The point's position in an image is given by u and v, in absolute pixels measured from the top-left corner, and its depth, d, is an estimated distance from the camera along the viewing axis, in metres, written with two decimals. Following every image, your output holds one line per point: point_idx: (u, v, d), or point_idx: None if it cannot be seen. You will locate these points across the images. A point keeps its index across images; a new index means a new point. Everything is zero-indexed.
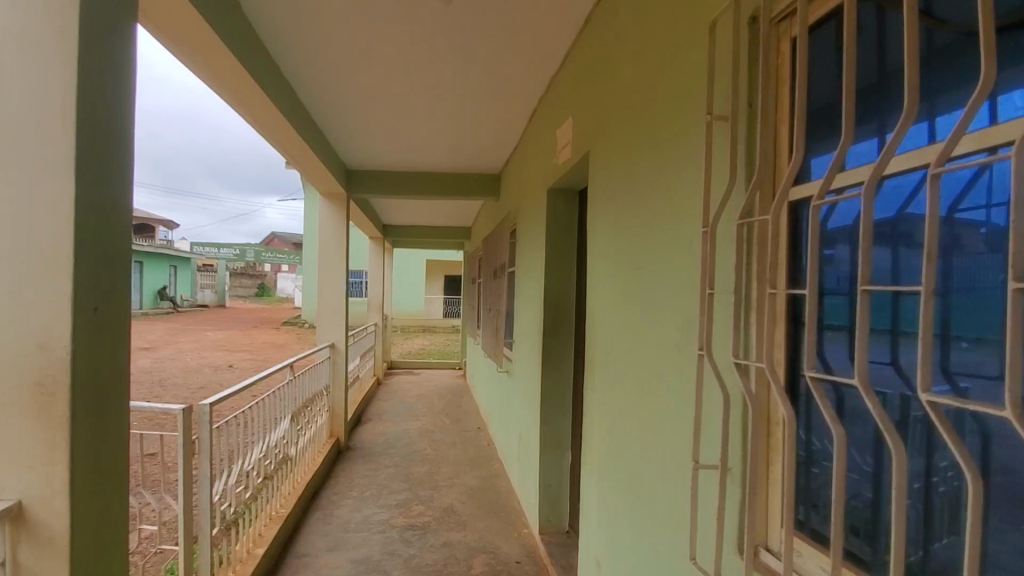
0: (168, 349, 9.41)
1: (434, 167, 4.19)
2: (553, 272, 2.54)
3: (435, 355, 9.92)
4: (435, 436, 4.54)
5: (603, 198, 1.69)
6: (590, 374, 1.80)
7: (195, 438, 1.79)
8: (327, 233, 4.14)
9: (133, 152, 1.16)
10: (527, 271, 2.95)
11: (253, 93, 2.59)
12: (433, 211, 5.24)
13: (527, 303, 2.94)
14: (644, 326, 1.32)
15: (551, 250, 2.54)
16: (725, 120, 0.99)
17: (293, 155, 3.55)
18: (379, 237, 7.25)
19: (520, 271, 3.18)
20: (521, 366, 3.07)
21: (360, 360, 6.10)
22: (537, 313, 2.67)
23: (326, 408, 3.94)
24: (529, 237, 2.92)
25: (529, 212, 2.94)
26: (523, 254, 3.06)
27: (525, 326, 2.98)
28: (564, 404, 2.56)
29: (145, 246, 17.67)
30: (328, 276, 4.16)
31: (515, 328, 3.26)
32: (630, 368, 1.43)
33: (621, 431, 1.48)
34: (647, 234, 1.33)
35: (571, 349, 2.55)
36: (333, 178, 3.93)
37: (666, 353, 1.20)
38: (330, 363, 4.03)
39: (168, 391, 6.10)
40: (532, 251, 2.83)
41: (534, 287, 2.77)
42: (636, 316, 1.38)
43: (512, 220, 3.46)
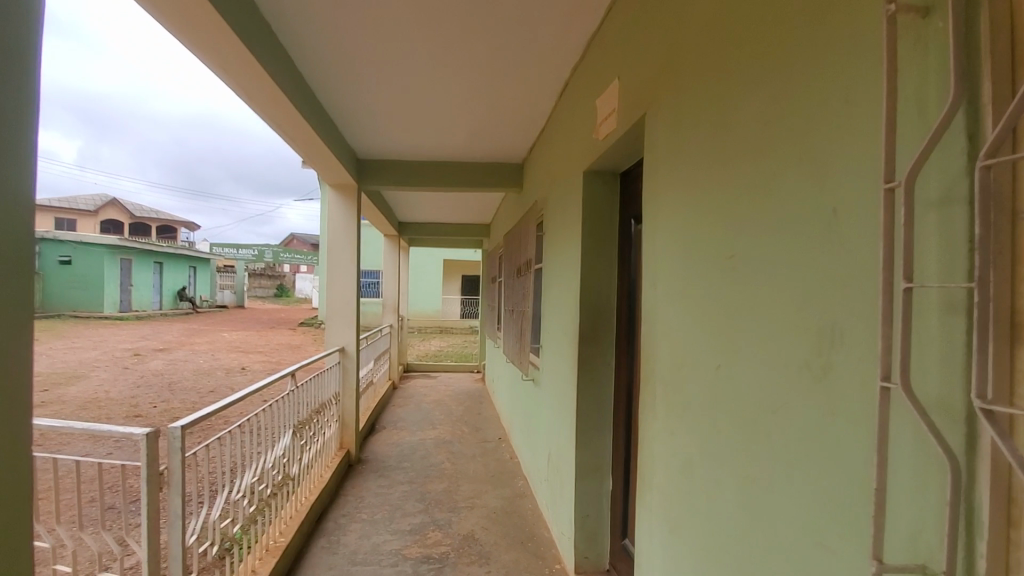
0: (183, 350, 9.26)
1: (451, 156, 3.86)
2: (590, 269, 2.17)
3: (453, 357, 9.62)
4: (453, 447, 4.21)
5: (667, 174, 1.32)
6: (649, 396, 1.43)
7: (163, 469, 1.47)
8: (336, 228, 3.81)
9: (29, 96, 0.82)
10: (558, 269, 2.58)
11: (250, 74, 2.28)
12: (449, 205, 4.91)
13: (557, 305, 2.58)
14: (748, 338, 0.95)
15: (588, 244, 2.17)
16: (919, 11, 0.61)
17: (298, 144, 3.26)
18: (394, 235, 6.94)
19: (549, 269, 2.82)
20: (552, 376, 2.70)
21: (374, 363, 5.80)
22: (571, 316, 2.30)
23: (334, 418, 3.63)
24: (560, 231, 2.56)
25: (560, 202, 2.57)
26: (553, 249, 2.70)
27: (555, 330, 2.61)
28: (604, 422, 2.20)
29: (165, 247, 17.74)
30: (337, 275, 3.84)
31: (544, 333, 2.89)
32: (719, 395, 1.06)
33: (705, 477, 1.10)
34: (746, 210, 0.96)
35: (612, 358, 2.18)
36: (343, 169, 3.62)
37: (793, 378, 0.83)
38: (339, 369, 3.72)
39: (177, 395, 5.87)
40: (564, 245, 2.46)
41: (567, 286, 2.40)
42: (730, 322, 1.01)
43: (539, 211, 3.08)
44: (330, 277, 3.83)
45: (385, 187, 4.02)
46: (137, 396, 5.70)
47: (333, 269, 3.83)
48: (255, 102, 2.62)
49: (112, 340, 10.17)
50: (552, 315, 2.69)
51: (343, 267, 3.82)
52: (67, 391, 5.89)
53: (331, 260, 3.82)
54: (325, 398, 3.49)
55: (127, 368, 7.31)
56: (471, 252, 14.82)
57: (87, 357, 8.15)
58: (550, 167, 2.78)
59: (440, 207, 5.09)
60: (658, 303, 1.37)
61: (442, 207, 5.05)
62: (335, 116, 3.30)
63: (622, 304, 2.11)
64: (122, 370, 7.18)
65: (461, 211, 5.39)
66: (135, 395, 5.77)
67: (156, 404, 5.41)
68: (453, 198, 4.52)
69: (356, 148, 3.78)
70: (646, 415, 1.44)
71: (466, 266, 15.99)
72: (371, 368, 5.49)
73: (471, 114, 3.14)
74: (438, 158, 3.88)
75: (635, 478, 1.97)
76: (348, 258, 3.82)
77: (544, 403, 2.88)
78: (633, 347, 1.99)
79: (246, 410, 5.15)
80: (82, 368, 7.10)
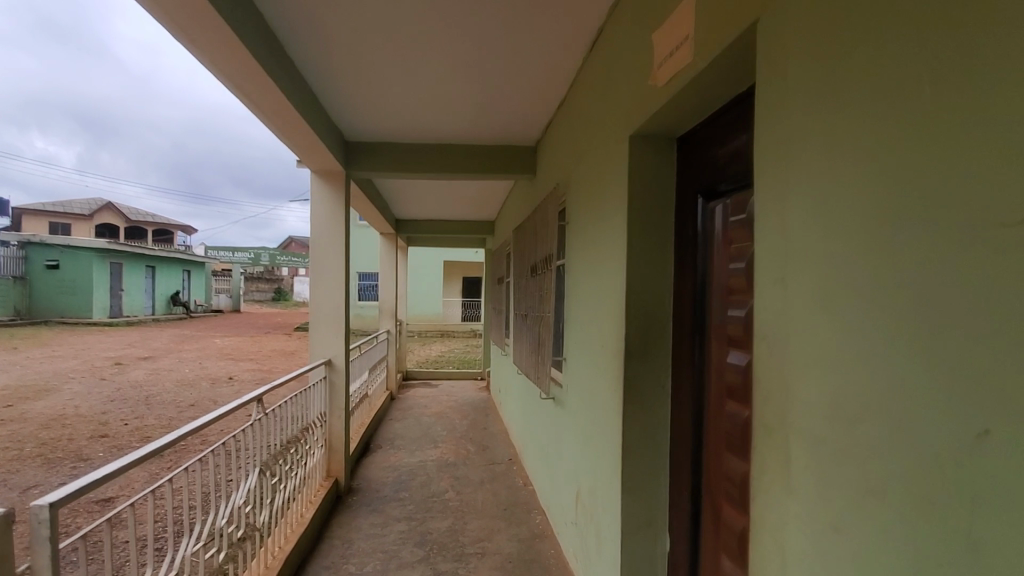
0: (168, 359, 8.73)
1: (454, 138, 3.34)
2: (639, 264, 1.67)
3: (455, 363, 9.08)
4: (457, 470, 3.70)
5: (817, 108, 0.82)
6: (771, 458, 0.93)
7: (19, 571, 0.96)
8: (319, 219, 3.26)
9: None
10: (591, 264, 2.06)
11: (203, 23, 1.76)
12: (451, 196, 4.39)
13: (590, 310, 2.06)
14: None
15: (637, 231, 1.67)
16: None
17: (275, 124, 2.74)
18: (390, 234, 6.43)
19: (576, 265, 2.30)
20: (581, 396, 2.17)
21: (370, 374, 5.29)
22: (614, 324, 1.78)
23: (318, 443, 3.10)
24: (593, 217, 2.03)
25: (592, 180, 2.06)
26: (582, 240, 2.19)
27: (588, 341, 2.08)
28: (659, 463, 1.69)
29: (157, 251, 17.21)
30: (320, 273, 3.27)
31: (571, 344, 2.37)
32: (992, 498, 0.56)
33: None
34: None
35: (669, 380, 1.66)
36: (330, 154, 3.10)
37: None
38: (326, 385, 3.21)
39: (154, 411, 5.34)
40: (600, 235, 1.94)
41: (605, 286, 1.88)
42: None
43: (561, 197, 2.57)
44: (313, 277, 3.28)
45: (378, 176, 3.49)
46: (107, 413, 5.17)
47: (316, 267, 3.27)
48: (215, 63, 2.09)
49: (95, 349, 9.64)
50: (582, 321, 2.18)
51: (329, 266, 3.27)
52: (32, 407, 5.36)
53: (315, 257, 3.28)
54: (309, 420, 2.99)
55: (105, 380, 6.79)
56: (472, 253, 14.31)
57: (63, 367, 7.63)
58: (578, 140, 2.27)
59: (440, 199, 4.57)
60: (808, 309, 0.84)
61: (442, 198, 4.52)
62: (318, 90, 2.78)
63: (685, 310, 1.59)
64: (98, 382, 6.65)
65: (463, 204, 4.87)
66: (106, 411, 5.24)
67: (127, 422, 4.88)
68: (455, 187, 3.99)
69: (344, 131, 3.25)
70: (766, 488, 0.94)
71: (467, 267, 15.49)
72: (365, 379, 4.98)
73: (480, 85, 2.64)
74: (439, 141, 3.37)
75: (707, 547, 1.46)
76: (334, 254, 3.27)
77: (570, 428, 2.36)
78: (706, 369, 1.48)
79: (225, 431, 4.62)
80: (54, 381, 6.57)
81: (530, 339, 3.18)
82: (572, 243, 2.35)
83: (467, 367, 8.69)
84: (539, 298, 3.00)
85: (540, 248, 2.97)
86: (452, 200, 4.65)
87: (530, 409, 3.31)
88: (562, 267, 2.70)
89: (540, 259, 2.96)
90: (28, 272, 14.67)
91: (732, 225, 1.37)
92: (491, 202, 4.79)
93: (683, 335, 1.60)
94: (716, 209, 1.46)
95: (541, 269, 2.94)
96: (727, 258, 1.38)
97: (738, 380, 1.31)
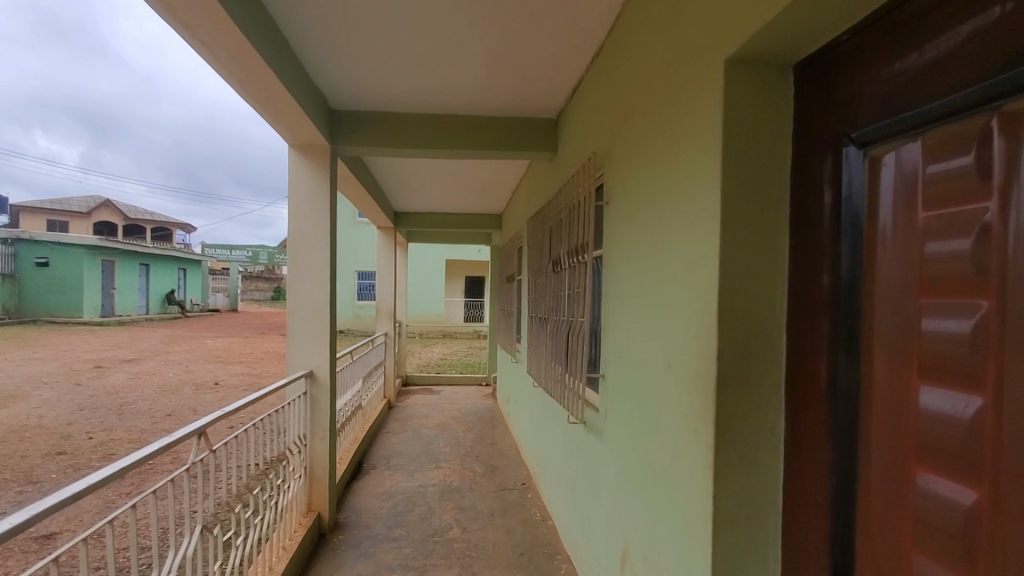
0: (154, 361, 8.25)
1: (463, 108, 2.78)
2: (737, 251, 1.14)
3: (458, 366, 8.55)
4: (463, 498, 3.17)
5: None
6: None
7: None
8: (298, 205, 2.70)
9: None
10: (649, 254, 1.52)
11: None
12: (457, 179, 3.84)
13: (646, 318, 1.52)
14: None
15: (736, 205, 1.15)
16: None
17: (241, 87, 2.16)
18: (388, 227, 5.90)
19: (621, 258, 1.76)
20: (631, 430, 1.64)
21: (365, 381, 4.75)
22: (695, 341, 1.23)
23: (295, 473, 2.56)
24: (653, 192, 1.49)
25: (651, 142, 1.52)
26: (634, 223, 1.65)
27: (643, 358, 1.54)
28: (767, 543, 1.16)
29: (150, 248, 16.72)
30: (298, 270, 2.70)
31: (613, 359, 1.84)
32: None
33: None
34: None
35: (782, 423, 1.14)
36: (314, 128, 2.55)
37: None
38: (306, 403, 2.67)
39: (125, 422, 4.83)
40: (665, 214, 1.41)
41: (675, 284, 1.34)
42: None
43: (599, 171, 2.04)
44: (290, 274, 2.71)
45: (370, 153, 2.92)
46: (73, 424, 4.65)
47: (294, 262, 2.70)
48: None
49: (79, 350, 9.14)
50: (632, 331, 1.65)
51: (309, 260, 2.70)
52: None
53: (292, 250, 2.71)
54: (282, 448, 2.45)
55: (79, 385, 6.27)
56: (473, 251, 13.78)
57: (39, 370, 7.13)
58: (628, 91, 1.71)
59: (443, 184, 4.02)
60: None
61: (446, 183, 3.97)
62: (298, 45, 2.20)
63: (816, 321, 1.06)
64: (71, 387, 6.14)
65: (469, 190, 4.31)
66: (71, 423, 4.72)
67: (92, 436, 4.37)
68: (461, 167, 3.44)
69: (329, 98, 2.67)
70: None
71: (469, 266, 15.01)
72: (358, 388, 4.45)
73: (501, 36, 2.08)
74: (445, 112, 2.81)
75: None
76: (315, 247, 2.70)
77: (612, 466, 1.83)
78: (858, 417, 0.96)
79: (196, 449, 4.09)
80: (24, 387, 6.07)
81: (554, 346, 2.65)
82: (618, 228, 1.80)
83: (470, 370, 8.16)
84: (567, 298, 2.47)
85: (569, 237, 2.44)
86: (457, 186, 4.09)
87: (552, 430, 2.78)
88: (598, 260, 2.17)
89: (569, 250, 2.44)
90: (16, 270, 14.19)
91: (930, 183, 0.83)
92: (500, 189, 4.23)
93: (813, 358, 1.07)
94: (885, 161, 0.92)
95: (570, 262, 2.42)
96: (916, 240, 0.85)
97: (949, 443, 0.79)
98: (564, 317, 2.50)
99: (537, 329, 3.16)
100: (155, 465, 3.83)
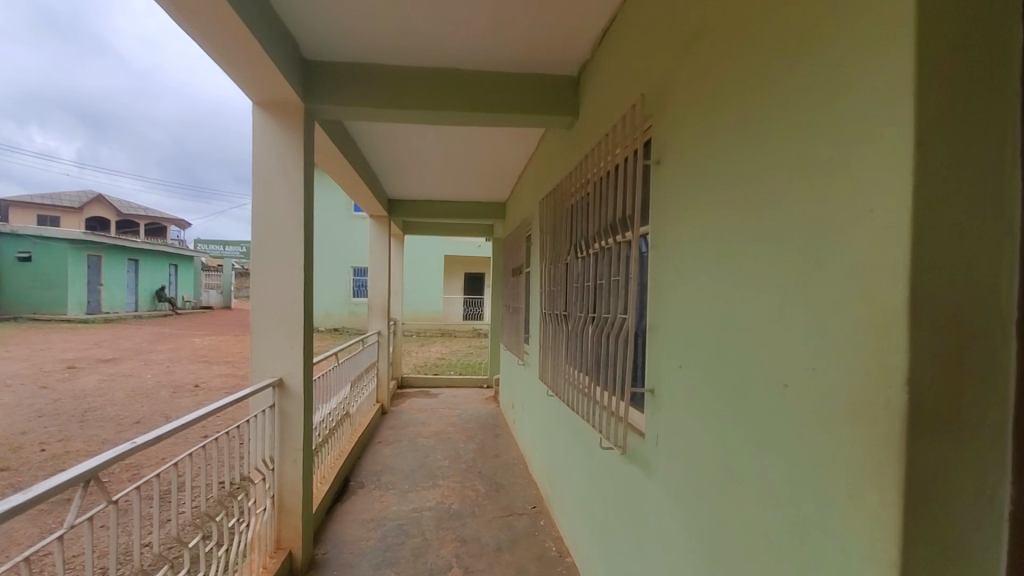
0: (134, 362, 7.76)
1: (467, 61, 2.27)
2: (941, 202, 0.67)
3: (456, 366, 8.09)
4: (464, 527, 2.70)
5: None
6: None
7: None
8: (266, 176, 2.20)
9: None
10: (746, 221, 1.04)
11: None
12: (457, 154, 3.34)
13: (739, 312, 1.05)
14: None
15: (939, 126, 0.67)
16: None
17: (181, 21, 1.64)
18: (380, 216, 5.39)
19: (690, 229, 1.29)
20: (706, 468, 1.17)
21: (354, 385, 4.26)
22: (851, 351, 0.76)
23: (259, 507, 2.07)
24: (756, 127, 1.01)
25: (751, 52, 1.03)
26: (715, 181, 1.17)
27: (733, 371, 1.07)
28: None
29: (139, 244, 16.18)
30: (265, 256, 2.20)
31: (670, 368, 1.37)
32: None
33: None
34: None
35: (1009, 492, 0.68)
36: (283, 82, 2.04)
37: None
38: (272, 418, 2.17)
39: (87, 431, 4.34)
40: (778, 156, 0.94)
41: (799, 259, 0.87)
42: None
43: (647, 120, 1.55)
44: (255, 260, 2.21)
45: (354, 117, 2.40)
46: (28, 435, 4.14)
47: (260, 246, 2.20)
48: None
49: (57, 350, 8.64)
50: (710, 329, 1.17)
51: (279, 244, 2.20)
52: None
53: (258, 231, 2.20)
54: (243, 472, 1.97)
55: (46, 389, 5.77)
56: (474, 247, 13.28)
57: (7, 371, 6.65)
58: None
59: (442, 161, 3.52)
60: None
61: (445, 159, 3.47)
62: None
63: None
64: (37, 391, 5.65)
65: (471, 170, 3.81)
66: (26, 433, 4.22)
67: (46, 448, 3.89)
68: (463, 137, 2.94)
69: (303, 47, 2.15)
70: None
71: (468, 262, 14.54)
72: (346, 393, 3.95)
73: None
74: (447, 67, 2.31)
75: None
76: (287, 228, 2.20)
77: (669, 514, 1.35)
78: None
79: (158, 465, 3.64)
80: None
81: (580, 350, 2.17)
82: (684, 193, 1.32)
83: (469, 371, 7.69)
84: (598, 289, 1.99)
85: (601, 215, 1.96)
86: (457, 163, 3.59)
87: (574, 450, 2.30)
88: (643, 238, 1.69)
89: (601, 230, 1.95)
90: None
91: None
92: (506, 167, 3.73)
93: None
94: None
95: (603, 246, 1.93)
96: None
97: None
98: (594, 313, 2.02)
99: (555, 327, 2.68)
100: (107, 482, 3.36)
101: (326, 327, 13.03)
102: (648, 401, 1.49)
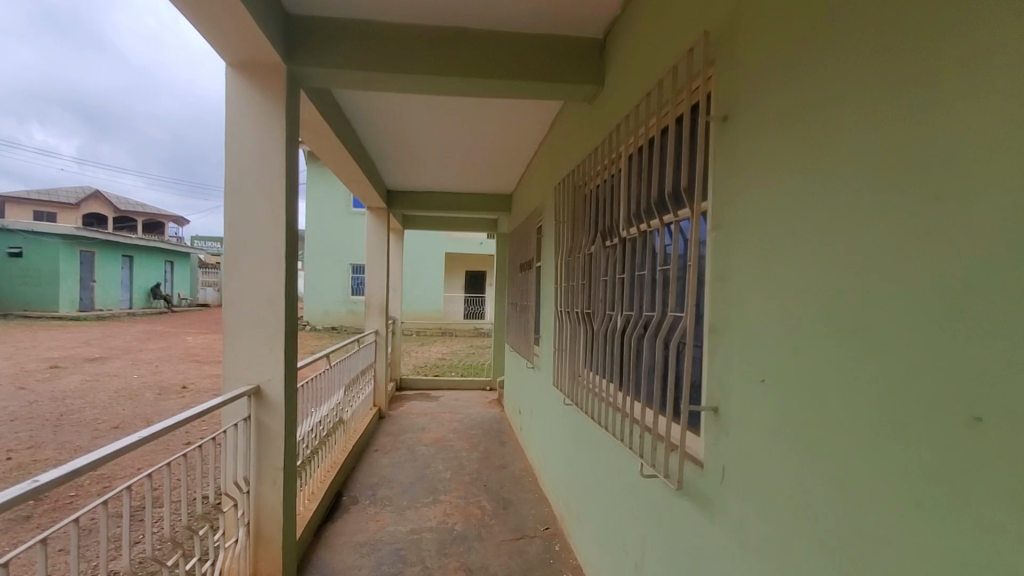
0: (121, 361, 7.46)
1: (477, 18, 1.95)
2: None
3: (458, 367, 7.77)
4: (469, 553, 2.38)
5: None
6: None
7: None
8: (241, 152, 1.87)
9: None
10: (885, 181, 0.73)
11: None
12: (464, 133, 3.02)
13: (881, 309, 0.73)
14: None
15: None
16: None
17: None
18: (379, 208, 5.08)
19: (781, 201, 0.97)
20: (815, 525, 0.85)
21: (349, 389, 3.94)
22: None
23: (229, 541, 1.75)
24: (907, 45, 0.70)
25: None
26: (827, 130, 0.85)
27: (868, 395, 0.75)
28: None
29: (133, 241, 15.87)
30: (240, 245, 1.88)
31: (747, 385, 1.05)
32: None
33: None
34: None
35: None
36: (260, 38, 1.72)
37: None
38: (246, 434, 1.85)
39: (59, 438, 4.03)
40: (962, 79, 0.62)
41: (1013, 232, 0.55)
42: None
43: (710, 67, 1.22)
44: (228, 250, 1.89)
45: (346, 85, 2.08)
46: None
47: (233, 234, 1.88)
48: None
49: (44, 348, 8.35)
50: (822, 337, 0.85)
51: (255, 232, 1.88)
52: None
53: (230, 216, 1.88)
54: (209, 501, 1.65)
55: (25, 390, 5.47)
56: (476, 245, 12.98)
57: None
58: None
59: (447, 141, 3.20)
60: None
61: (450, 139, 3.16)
62: None
63: None
64: (13, 393, 5.35)
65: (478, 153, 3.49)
66: None
67: (11, 457, 3.58)
68: (471, 111, 2.63)
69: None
70: None
71: (470, 259, 14.21)
72: (340, 398, 3.64)
73: None
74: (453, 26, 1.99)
75: None
76: (266, 213, 1.88)
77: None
78: None
79: (131, 477, 3.40)
80: None
81: (609, 355, 1.84)
82: (774, 155, 1.00)
83: (471, 372, 7.37)
84: (635, 284, 1.67)
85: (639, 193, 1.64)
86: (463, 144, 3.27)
87: (602, 471, 1.98)
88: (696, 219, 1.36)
89: (639, 214, 1.63)
90: None
91: None
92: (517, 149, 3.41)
93: None
94: None
95: (643, 229, 1.61)
96: None
97: None
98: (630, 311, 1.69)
99: (577, 327, 2.36)
100: (75, 497, 3.12)
101: (323, 326, 12.74)
102: (712, 424, 1.17)
